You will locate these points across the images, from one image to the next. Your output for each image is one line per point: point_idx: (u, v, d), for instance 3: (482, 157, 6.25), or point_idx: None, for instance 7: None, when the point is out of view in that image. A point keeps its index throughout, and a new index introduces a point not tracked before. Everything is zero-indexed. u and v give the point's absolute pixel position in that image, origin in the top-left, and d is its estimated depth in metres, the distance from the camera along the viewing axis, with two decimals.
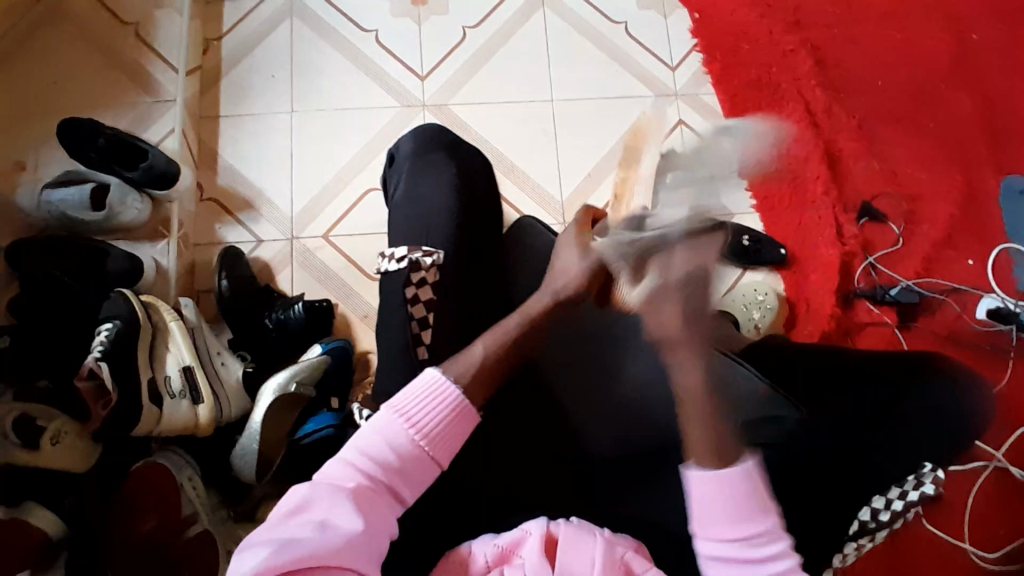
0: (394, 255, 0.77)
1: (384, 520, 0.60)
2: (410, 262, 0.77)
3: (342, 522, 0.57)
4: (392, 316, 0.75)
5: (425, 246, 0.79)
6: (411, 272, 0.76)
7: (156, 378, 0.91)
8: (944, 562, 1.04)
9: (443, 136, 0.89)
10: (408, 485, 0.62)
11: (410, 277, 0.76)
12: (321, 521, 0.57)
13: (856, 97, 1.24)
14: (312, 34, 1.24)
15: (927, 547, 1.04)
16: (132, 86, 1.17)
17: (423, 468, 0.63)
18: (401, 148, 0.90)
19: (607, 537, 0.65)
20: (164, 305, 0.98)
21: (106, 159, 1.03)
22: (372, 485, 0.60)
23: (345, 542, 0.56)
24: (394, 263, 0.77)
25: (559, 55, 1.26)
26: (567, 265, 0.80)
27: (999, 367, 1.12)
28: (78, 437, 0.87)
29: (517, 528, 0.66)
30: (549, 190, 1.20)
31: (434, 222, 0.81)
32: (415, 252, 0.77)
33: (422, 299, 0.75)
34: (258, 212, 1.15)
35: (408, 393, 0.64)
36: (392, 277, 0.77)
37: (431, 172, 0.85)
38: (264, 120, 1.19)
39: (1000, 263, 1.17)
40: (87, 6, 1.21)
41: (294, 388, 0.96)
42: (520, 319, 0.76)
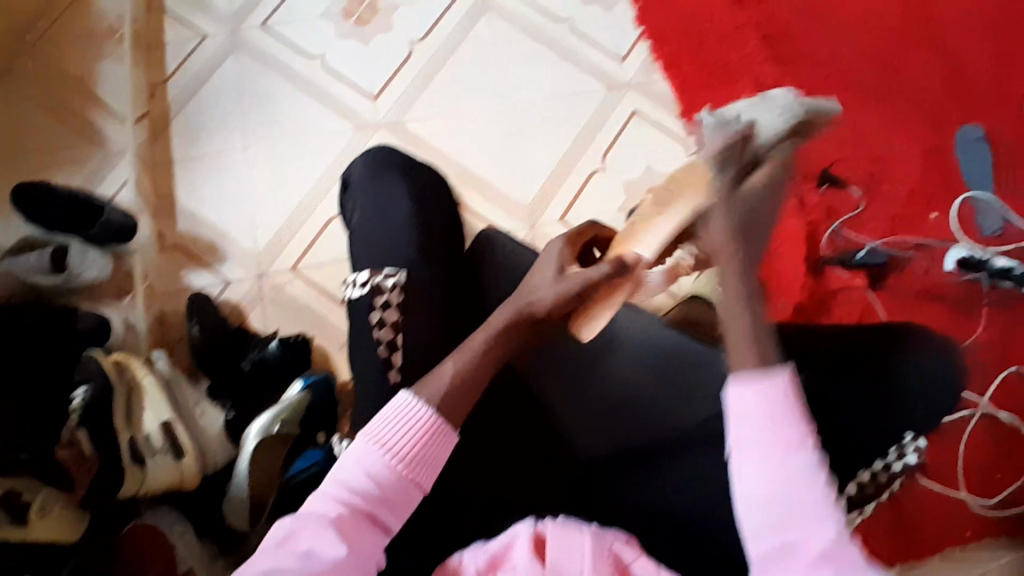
0: (357, 282, 0.78)
1: (370, 547, 0.59)
2: (372, 287, 0.76)
3: (325, 551, 0.57)
4: (366, 343, 0.74)
5: (389, 268, 0.78)
6: (374, 296, 0.76)
7: (136, 437, 0.90)
8: (944, 512, 1.06)
9: (396, 155, 0.88)
10: (394, 512, 0.61)
11: (375, 301, 0.76)
12: (305, 552, 0.57)
13: (803, 67, 1.26)
14: (257, 68, 1.23)
15: (926, 501, 1.06)
16: (79, 141, 1.15)
17: (406, 493, 0.62)
18: (354, 171, 0.88)
19: (595, 530, 0.64)
20: (137, 362, 0.96)
21: (62, 221, 1.01)
22: (355, 514, 0.60)
23: (329, 571, 0.56)
24: (359, 289, 0.77)
25: (508, 59, 1.26)
26: (543, 290, 0.72)
27: (972, 315, 1.15)
28: (65, 506, 0.84)
29: (504, 534, 0.65)
30: (513, 196, 1.20)
31: (398, 242, 0.80)
32: (377, 275, 0.77)
33: (388, 322, 0.75)
34: (223, 253, 1.14)
35: (385, 419, 0.64)
36: (358, 303, 0.77)
37: (390, 192, 0.84)
38: (219, 159, 1.18)
39: (964, 213, 1.19)
40: (24, 66, 1.18)
41: (277, 428, 0.95)
42: (489, 331, 0.70)
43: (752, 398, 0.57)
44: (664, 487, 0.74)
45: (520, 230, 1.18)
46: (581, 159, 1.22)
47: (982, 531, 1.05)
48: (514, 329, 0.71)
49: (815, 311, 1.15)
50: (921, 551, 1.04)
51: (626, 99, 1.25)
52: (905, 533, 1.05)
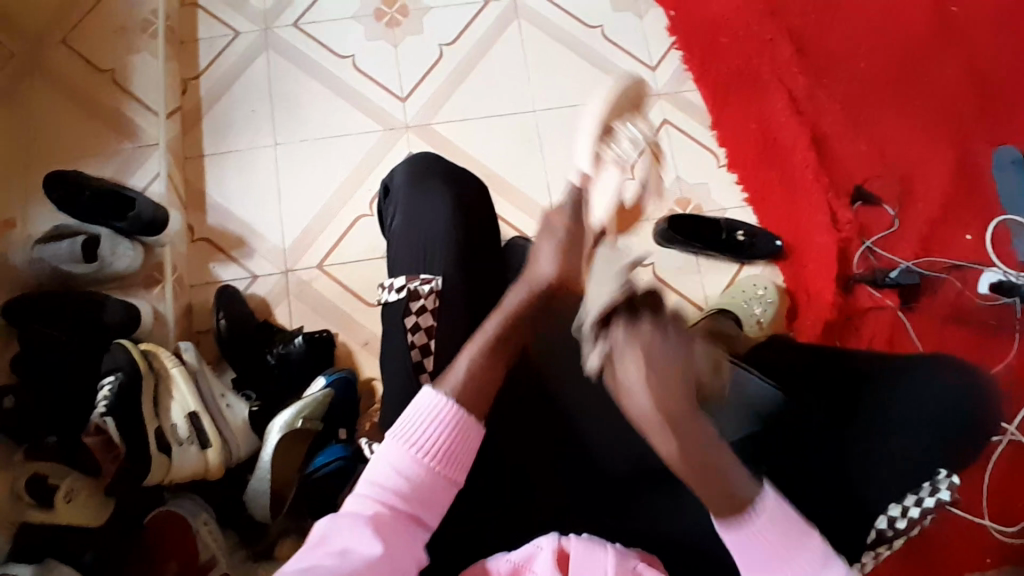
0: (393, 286, 0.78)
1: (407, 544, 0.59)
2: (408, 292, 0.77)
3: (363, 547, 0.57)
4: (400, 343, 0.75)
5: (425, 274, 0.79)
6: (410, 301, 0.76)
7: (163, 427, 0.91)
8: (965, 539, 1.04)
9: (437, 163, 0.88)
10: (427, 508, 0.62)
11: (410, 305, 0.76)
12: (341, 550, 0.57)
13: (838, 81, 1.25)
14: (289, 64, 1.24)
15: (950, 528, 1.04)
16: (113, 132, 1.17)
17: (437, 489, 0.62)
18: (395, 177, 0.89)
19: (618, 549, 0.64)
20: (164, 352, 0.97)
21: (95, 211, 1.03)
22: (389, 512, 0.60)
23: (365, 569, 0.56)
24: (394, 294, 0.77)
25: (538, 65, 1.26)
26: (546, 263, 0.76)
27: (1004, 340, 1.12)
28: (91, 493, 0.85)
29: (528, 544, 0.65)
30: (540, 201, 1.20)
31: (434, 248, 0.80)
32: (413, 281, 0.77)
33: (422, 326, 0.75)
34: (251, 248, 1.15)
35: (410, 417, 0.64)
36: (392, 307, 0.77)
37: (430, 195, 0.84)
38: (249, 155, 1.19)
39: (998, 235, 1.17)
40: (63, 57, 1.20)
41: (300, 424, 0.95)
42: (499, 319, 0.72)
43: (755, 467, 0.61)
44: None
45: None
46: None
47: (1004, 561, 1.03)
48: (522, 312, 0.73)
49: (843, 331, 1.13)
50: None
51: (656, 107, 1.25)
52: (925, 559, 1.03)
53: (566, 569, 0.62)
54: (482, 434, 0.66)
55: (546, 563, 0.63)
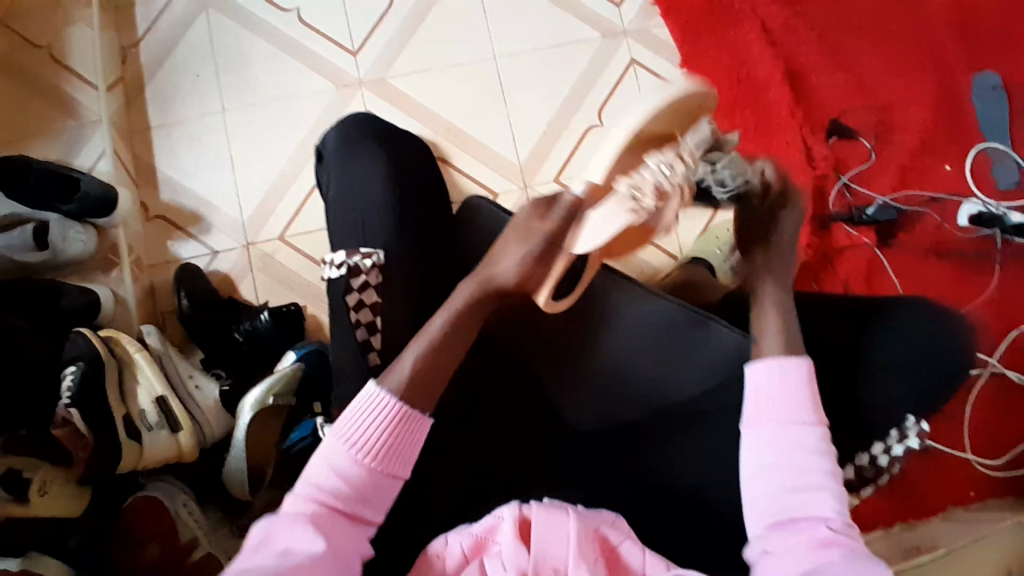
0: (332, 262, 0.75)
1: (344, 539, 0.59)
2: (349, 268, 0.74)
3: (303, 545, 0.56)
4: (344, 324, 0.73)
5: (364, 247, 0.76)
6: (350, 279, 0.73)
7: (132, 413, 0.90)
8: (943, 470, 1.05)
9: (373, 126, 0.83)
10: (370, 505, 0.61)
11: (351, 283, 0.73)
12: (282, 551, 0.56)
13: (814, 7, 1.18)
14: (232, 23, 1.16)
15: (932, 466, 1.05)
16: (55, 111, 1.11)
17: (382, 485, 0.62)
18: (325, 143, 0.85)
19: (579, 511, 0.64)
20: (125, 337, 0.95)
21: (40, 194, 0.97)
22: (329, 514, 0.59)
23: (310, 564, 0.54)
24: (336, 270, 0.74)
25: (498, 6, 1.18)
26: (508, 264, 0.71)
27: (987, 273, 1.10)
28: (66, 484, 0.84)
29: (487, 516, 0.65)
30: (505, 153, 1.15)
31: (373, 222, 0.77)
32: (354, 256, 0.74)
33: (367, 303, 0.73)
34: (208, 223, 1.11)
35: (350, 418, 0.63)
36: (336, 284, 0.74)
37: (364, 162, 0.80)
38: (197, 124, 1.13)
39: (978, 164, 1.13)
40: None
41: (271, 401, 0.94)
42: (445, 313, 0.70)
43: (771, 376, 0.69)
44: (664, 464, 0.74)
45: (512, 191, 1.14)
46: (575, 114, 1.16)
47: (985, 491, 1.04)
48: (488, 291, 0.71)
49: (818, 273, 1.11)
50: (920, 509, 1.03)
51: (624, 46, 1.18)
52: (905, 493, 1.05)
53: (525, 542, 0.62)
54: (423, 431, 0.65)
55: (506, 533, 0.62)
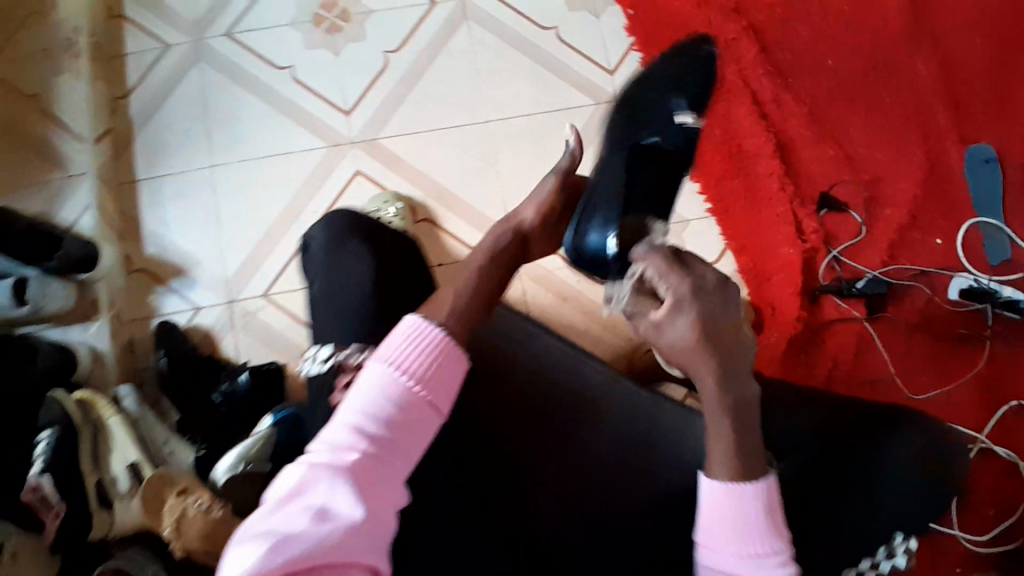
0: (317, 356, 0.62)
1: (389, 491, 0.53)
2: (336, 363, 0.62)
3: (341, 509, 0.49)
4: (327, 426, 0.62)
5: (358, 343, 0.63)
6: (336, 376, 0.60)
7: (103, 479, 0.91)
8: (938, 552, 1.03)
9: (357, 223, 0.69)
10: (411, 439, 0.55)
11: (335, 380, 0.60)
12: (317, 510, 0.48)
13: (803, 81, 1.18)
14: (224, 79, 1.16)
15: (939, 550, 1.03)
16: (39, 162, 1.10)
17: (423, 417, 0.56)
18: (311, 235, 0.70)
19: None
20: (101, 402, 0.95)
21: (24, 251, 0.96)
22: (373, 455, 0.53)
23: (341, 529, 0.48)
24: (318, 364, 0.62)
25: (489, 70, 1.17)
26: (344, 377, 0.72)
27: (973, 351, 1.09)
28: (34, 552, 0.80)
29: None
30: (494, 216, 1.14)
31: (368, 312, 0.64)
32: (341, 350, 0.62)
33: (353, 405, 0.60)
34: (192, 278, 1.10)
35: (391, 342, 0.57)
36: (319, 380, 0.63)
37: (347, 261, 0.67)
38: (186, 181, 1.13)
39: (970, 238, 1.13)
40: None
41: (243, 468, 0.93)
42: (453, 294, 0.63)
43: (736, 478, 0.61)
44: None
45: None
46: None
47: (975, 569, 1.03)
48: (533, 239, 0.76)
49: (806, 342, 1.10)
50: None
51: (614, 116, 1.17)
52: None
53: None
54: (465, 369, 0.60)
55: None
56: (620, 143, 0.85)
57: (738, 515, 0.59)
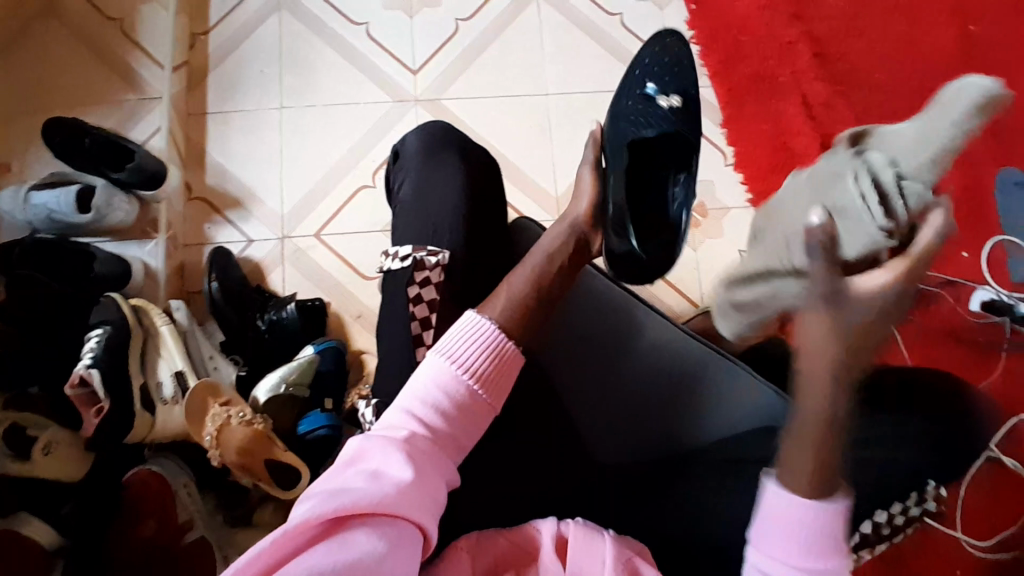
0: (397, 254, 0.72)
1: (440, 466, 0.58)
2: (413, 262, 0.71)
3: (391, 471, 0.54)
4: (401, 318, 0.70)
5: (431, 246, 0.73)
6: (414, 271, 0.70)
7: (148, 383, 0.92)
8: (945, 554, 1.01)
9: (451, 135, 0.82)
10: (462, 424, 0.60)
11: (414, 275, 0.70)
12: (372, 473, 0.54)
13: (851, 90, 1.22)
14: (302, 28, 1.22)
15: (947, 553, 1.01)
16: (121, 85, 1.17)
17: (474, 408, 0.61)
18: (406, 143, 0.83)
19: (615, 537, 0.62)
20: (155, 310, 0.97)
21: (94, 160, 1.01)
22: (427, 434, 0.58)
23: (392, 489, 0.53)
24: (398, 262, 0.72)
25: (555, 48, 1.23)
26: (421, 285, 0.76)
27: (990, 362, 1.10)
28: (70, 445, 0.85)
29: (527, 524, 0.64)
30: (544, 185, 1.18)
31: (444, 223, 0.75)
32: (420, 251, 0.71)
33: (425, 299, 0.70)
34: (248, 211, 1.14)
35: (451, 336, 0.63)
36: (395, 277, 0.72)
37: (438, 172, 0.78)
38: (255, 118, 1.18)
39: (994, 257, 1.15)
40: (78, 7, 1.20)
41: (285, 389, 0.96)
42: (527, 275, 0.70)
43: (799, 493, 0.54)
44: (712, 513, 0.69)
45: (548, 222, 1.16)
46: None
47: None
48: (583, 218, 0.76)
49: None
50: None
51: None
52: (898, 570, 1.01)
53: (564, 557, 0.61)
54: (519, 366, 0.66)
55: (545, 548, 0.61)
56: (637, 119, 0.77)
57: (799, 533, 0.54)
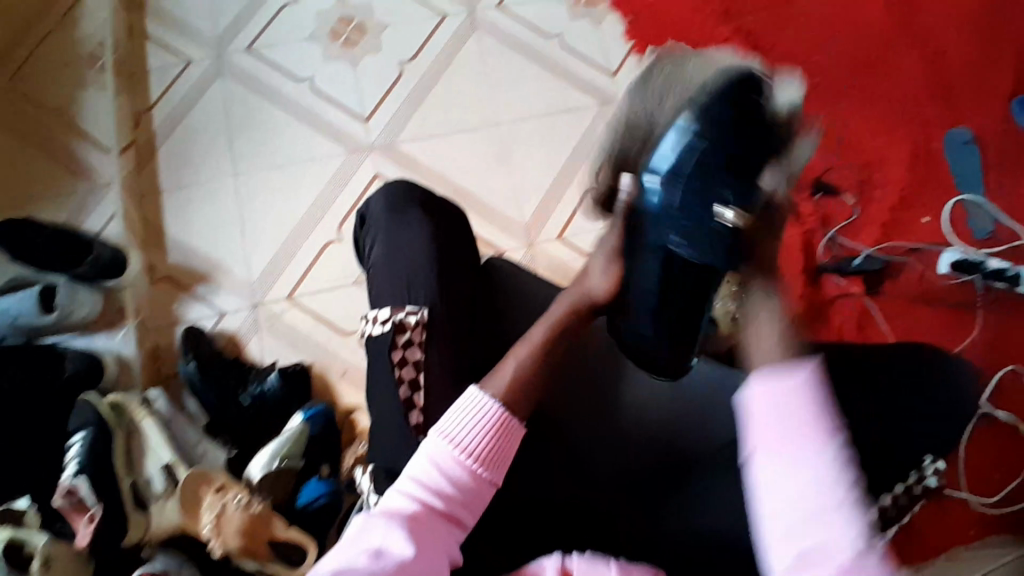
0: (377, 318, 0.72)
1: (442, 549, 0.56)
2: (394, 324, 0.71)
3: (395, 551, 0.53)
4: (388, 381, 0.69)
5: (407, 305, 0.72)
6: (396, 334, 0.70)
7: (138, 482, 0.89)
8: (956, 517, 1.02)
9: (416, 192, 0.81)
10: (467, 508, 0.59)
11: (395, 339, 0.70)
12: (374, 550, 0.53)
13: (793, 76, 1.25)
14: (244, 92, 1.21)
15: (958, 518, 1.02)
16: (67, 175, 1.15)
17: (477, 490, 0.60)
18: (371, 206, 0.82)
19: (623, 564, 0.59)
20: (135, 404, 0.94)
21: (51, 258, 0.99)
22: (429, 515, 0.57)
23: (397, 572, 0.52)
24: (380, 327, 0.71)
25: (500, 75, 1.24)
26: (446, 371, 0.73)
27: (969, 321, 1.12)
28: (67, 557, 0.80)
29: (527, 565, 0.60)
30: (510, 213, 1.18)
31: (420, 281, 0.73)
32: (398, 312, 0.71)
33: (410, 361, 0.69)
34: (216, 283, 1.12)
35: (451, 415, 0.62)
36: (378, 341, 0.71)
37: (409, 230, 0.77)
38: (208, 189, 1.16)
39: (956, 216, 1.17)
40: (14, 104, 1.19)
41: (278, 465, 0.93)
42: (545, 328, 0.70)
43: (773, 390, 0.55)
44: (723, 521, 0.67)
45: (518, 249, 1.16)
46: (576, 177, 1.19)
47: (992, 535, 1.01)
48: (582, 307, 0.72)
49: (813, 321, 1.13)
50: (917, 559, 1.00)
51: None
52: (905, 536, 1.01)
53: None
54: (520, 435, 0.64)
55: None
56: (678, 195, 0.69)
57: (786, 399, 0.54)
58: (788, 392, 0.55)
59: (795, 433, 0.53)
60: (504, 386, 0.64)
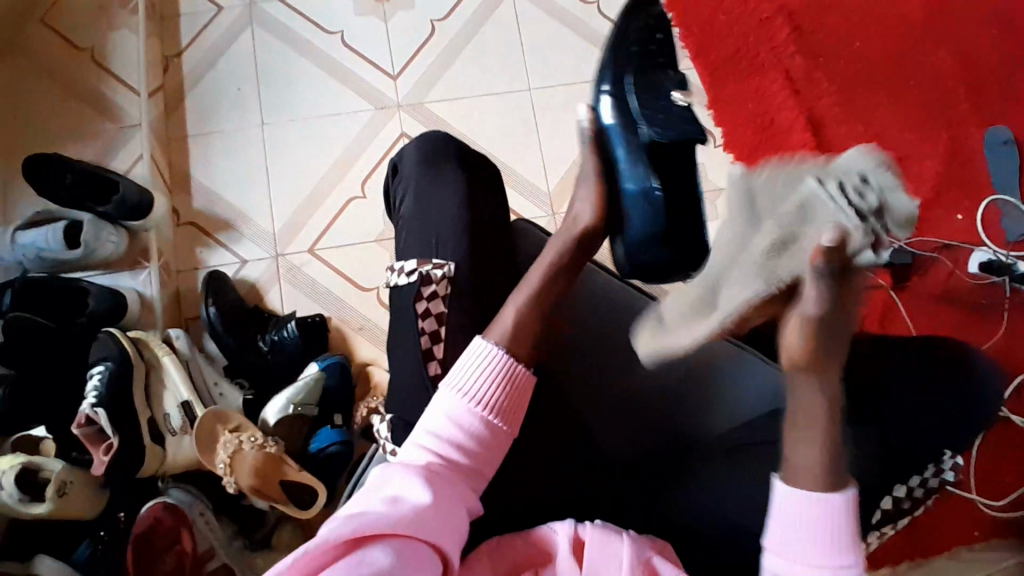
0: (403, 269, 0.72)
1: (459, 495, 0.57)
2: (421, 276, 0.71)
3: (413, 497, 0.54)
4: (411, 332, 0.70)
5: (436, 259, 0.73)
6: (422, 285, 0.70)
7: (156, 416, 0.91)
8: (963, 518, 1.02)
9: (449, 143, 0.80)
10: (483, 460, 0.60)
11: (421, 291, 0.70)
12: (392, 497, 0.54)
13: (833, 61, 1.22)
14: (274, 41, 1.21)
15: (966, 520, 1.02)
16: (95, 115, 1.16)
17: (493, 441, 0.61)
18: (404, 154, 0.82)
19: (634, 536, 0.58)
20: (155, 341, 0.96)
21: (77, 196, 1.00)
22: (445, 465, 0.58)
23: (415, 516, 0.53)
24: (405, 277, 0.72)
25: (532, 40, 1.22)
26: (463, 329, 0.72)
27: (992, 323, 1.10)
28: (81, 484, 0.83)
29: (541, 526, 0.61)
30: (536, 181, 1.17)
31: (450, 237, 0.74)
32: (425, 264, 0.71)
33: (433, 312, 0.70)
34: (238, 232, 1.13)
35: (462, 366, 0.63)
36: (404, 290, 0.72)
37: (441, 187, 0.77)
38: (235, 136, 1.17)
39: (989, 215, 1.15)
40: (46, 41, 1.19)
41: (293, 410, 0.95)
42: (542, 271, 0.71)
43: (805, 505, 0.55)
44: None
45: (540, 217, 1.16)
46: None
47: (998, 538, 1.01)
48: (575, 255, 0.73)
49: None
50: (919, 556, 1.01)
51: None
52: (909, 534, 1.02)
53: (578, 559, 0.58)
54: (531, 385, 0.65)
55: (560, 553, 0.58)
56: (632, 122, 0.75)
57: (815, 517, 0.55)
58: (820, 517, 0.55)
59: (817, 548, 0.54)
60: (521, 355, 0.64)
